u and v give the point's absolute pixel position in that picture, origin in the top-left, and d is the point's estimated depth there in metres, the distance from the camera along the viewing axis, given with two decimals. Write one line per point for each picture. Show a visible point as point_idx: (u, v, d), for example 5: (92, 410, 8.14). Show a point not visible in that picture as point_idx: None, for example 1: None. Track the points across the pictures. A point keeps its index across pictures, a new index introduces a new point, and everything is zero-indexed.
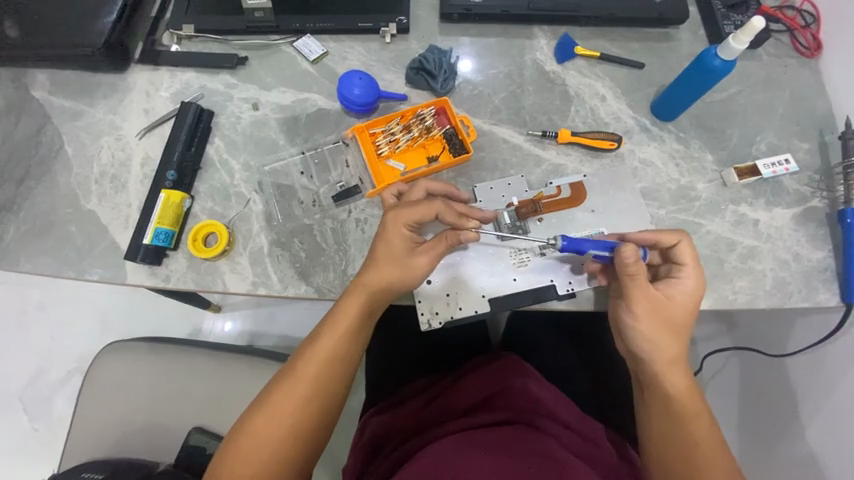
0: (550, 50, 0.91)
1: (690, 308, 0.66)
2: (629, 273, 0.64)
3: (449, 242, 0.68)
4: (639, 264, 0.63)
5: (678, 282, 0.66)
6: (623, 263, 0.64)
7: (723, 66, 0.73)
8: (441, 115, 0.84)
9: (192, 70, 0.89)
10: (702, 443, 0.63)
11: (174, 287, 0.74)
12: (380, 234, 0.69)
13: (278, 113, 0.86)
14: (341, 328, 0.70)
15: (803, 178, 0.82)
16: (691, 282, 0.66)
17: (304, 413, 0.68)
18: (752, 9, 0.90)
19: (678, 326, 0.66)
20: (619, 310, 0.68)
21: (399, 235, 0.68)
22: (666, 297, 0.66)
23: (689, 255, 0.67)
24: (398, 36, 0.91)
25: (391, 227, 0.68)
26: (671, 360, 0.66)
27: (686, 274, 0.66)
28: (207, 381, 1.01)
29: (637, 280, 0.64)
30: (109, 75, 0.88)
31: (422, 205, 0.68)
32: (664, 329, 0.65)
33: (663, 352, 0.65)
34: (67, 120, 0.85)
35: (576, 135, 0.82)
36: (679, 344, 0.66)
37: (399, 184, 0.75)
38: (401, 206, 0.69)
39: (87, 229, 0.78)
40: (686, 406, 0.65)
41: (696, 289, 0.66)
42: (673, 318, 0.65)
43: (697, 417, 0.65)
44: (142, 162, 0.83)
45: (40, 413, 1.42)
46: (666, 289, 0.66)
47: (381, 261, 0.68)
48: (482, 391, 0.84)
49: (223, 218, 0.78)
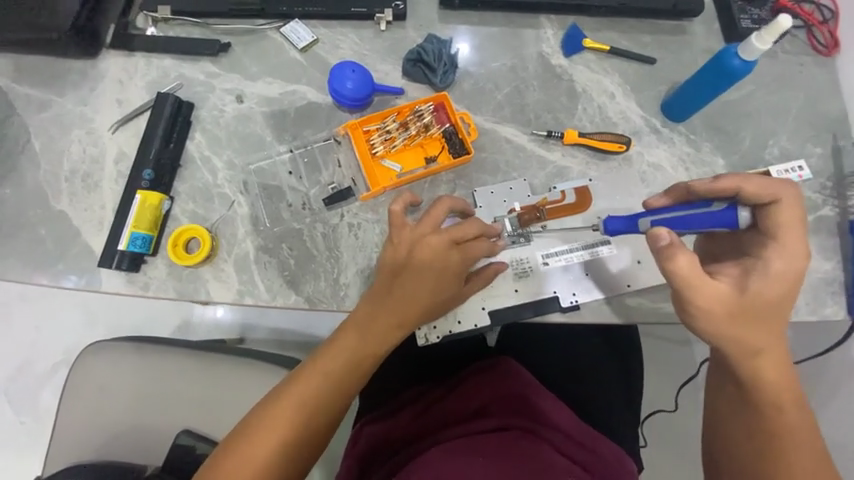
0: (557, 42, 0.85)
1: (775, 294, 0.60)
2: (670, 261, 0.58)
3: (486, 277, 0.67)
4: (677, 246, 0.58)
5: (763, 262, 0.60)
6: (656, 246, 0.59)
7: (742, 67, 0.68)
8: (440, 112, 0.78)
9: (170, 57, 0.81)
10: (787, 425, 0.62)
11: (154, 295, 0.70)
12: (424, 266, 0.62)
13: (265, 106, 0.79)
14: (354, 351, 0.66)
15: (815, 185, 0.79)
16: (778, 261, 0.60)
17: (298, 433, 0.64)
18: (769, 3, 0.85)
19: (761, 314, 0.60)
20: (678, 308, 0.64)
21: (440, 271, 0.62)
22: (738, 285, 0.60)
23: (778, 221, 0.59)
24: (394, 23, 0.84)
25: (442, 263, 0.62)
26: (749, 350, 0.62)
27: (771, 252, 0.60)
28: (197, 383, 0.98)
29: (684, 268, 0.59)
30: (77, 61, 0.81)
31: (476, 244, 0.64)
32: (741, 320, 0.60)
33: (737, 344, 0.61)
34: (33, 111, 0.78)
35: (584, 136, 0.77)
36: (757, 334, 0.61)
37: (411, 195, 0.66)
38: (445, 237, 0.62)
39: (58, 231, 0.73)
40: (771, 390, 0.62)
41: (785, 270, 0.60)
42: (756, 307, 0.60)
43: (779, 406, 0.62)
44: (117, 159, 0.76)
45: (26, 406, 1.38)
46: (740, 277, 0.61)
47: (420, 297, 0.63)
48: (486, 396, 0.82)
49: (205, 222, 0.73)
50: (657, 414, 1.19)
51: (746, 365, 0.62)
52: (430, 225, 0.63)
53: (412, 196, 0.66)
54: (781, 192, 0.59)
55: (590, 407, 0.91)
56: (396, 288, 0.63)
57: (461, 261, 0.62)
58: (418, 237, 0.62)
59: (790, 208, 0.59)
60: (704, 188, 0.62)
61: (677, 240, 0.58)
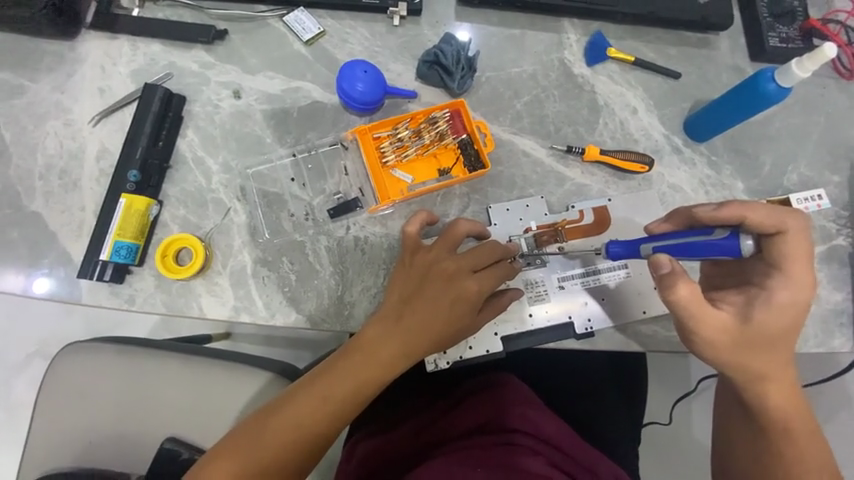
0: (580, 49, 0.80)
1: (784, 323, 0.56)
2: (670, 291, 0.54)
3: (501, 305, 0.64)
4: (678, 275, 0.54)
5: (766, 292, 0.56)
6: (657, 274, 0.55)
7: (776, 93, 0.66)
8: (455, 119, 0.74)
9: (159, 43, 0.73)
10: (799, 456, 0.60)
11: (141, 310, 0.64)
12: (439, 289, 0.60)
13: (265, 104, 0.73)
14: (353, 371, 0.60)
15: (831, 214, 0.77)
16: (782, 291, 0.55)
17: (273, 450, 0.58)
18: (797, 21, 0.82)
19: (768, 345, 0.57)
20: (681, 336, 0.60)
21: (455, 299, 0.59)
22: (742, 317, 0.56)
23: (782, 251, 0.55)
24: (408, 18, 0.78)
25: (459, 289, 0.59)
26: (758, 378, 0.58)
27: (777, 281, 0.56)
28: (179, 389, 0.90)
29: (687, 298, 0.54)
30: (52, 41, 0.72)
31: (491, 270, 0.61)
32: (749, 353, 0.57)
33: (743, 376, 0.58)
34: (2, 97, 0.70)
35: (605, 153, 0.73)
36: (766, 363, 0.57)
37: (427, 214, 0.66)
38: (461, 261, 0.60)
39: (32, 234, 0.66)
40: (779, 421, 0.60)
41: (790, 300, 0.55)
42: (762, 338, 0.56)
43: (791, 432, 0.60)
44: (98, 155, 0.69)
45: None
46: (744, 308, 0.57)
47: (436, 323, 0.59)
48: (483, 417, 0.76)
49: (197, 230, 0.67)
50: (650, 424, 1.20)
51: (753, 397, 0.60)
52: (442, 247, 0.62)
53: (427, 216, 0.65)
54: (790, 220, 0.54)
55: (592, 426, 0.89)
56: (407, 311, 0.60)
57: (478, 292, 0.60)
58: (434, 260, 0.61)
59: (799, 238, 0.54)
60: (708, 215, 0.57)
61: (679, 269, 0.54)
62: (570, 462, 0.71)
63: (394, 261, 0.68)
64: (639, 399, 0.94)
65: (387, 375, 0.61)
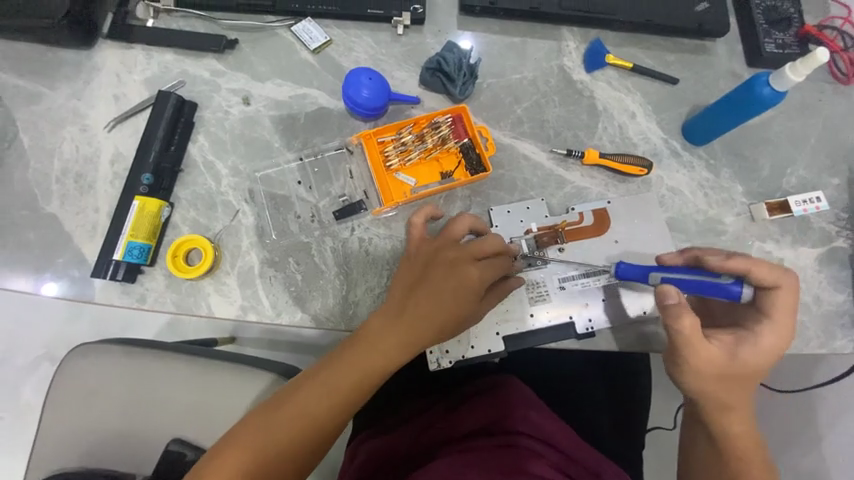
0: (579, 56, 0.82)
1: (761, 365, 0.58)
2: (673, 319, 0.56)
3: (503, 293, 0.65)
4: (683, 308, 0.56)
5: (753, 335, 0.58)
6: (662, 304, 0.58)
7: (771, 97, 0.67)
8: (458, 124, 0.76)
9: (172, 52, 0.76)
10: None
11: (151, 309, 0.66)
12: (441, 278, 0.60)
13: (273, 110, 0.75)
14: (358, 361, 0.61)
15: (830, 216, 0.78)
16: (767, 337, 0.58)
17: (276, 444, 0.58)
18: (794, 28, 0.84)
19: (741, 382, 0.59)
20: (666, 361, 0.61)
21: (457, 288, 0.60)
22: (729, 352, 0.58)
23: (774, 304, 0.58)
24: (412, 27, 0.80)
25: (461, 278, 0.60)
26: (728, 407, 0.60)
27: (766, 327, 0.58)
28: (186, 390, 0.91)
29: (685, 328, 0.56)
30: (70, 51, 0.75)
31: (494, 259, 0.63)
32: (722, 386, 0.58)
33: (712, 408, 0.60)
34: (22, 103, 0.73)
35: (605, 157, 0.75)
36: (737, 395, 0.59)
37: (433, 209, 0.67)
38: (463, 252, 0.62)
39: (47, 236, 0.68)
40: (738, 457, 0.61)
41: (773, 345, 0.58)
42: (738, 374, 0.58)
43: (749, 466, 0.61)
44: (113, 159, 0.72)
45: (5, 401, 1.33)
46: (733, 344, 0.58)
47: (438, 314, 0.60)
48: (484, 420, 0.77)
49: (207, 231, 0.69)
50: (654, 428, 1.20)
51: (717, 429, 0.61)
52: (444, 238, 0.63)
53: (432, 209, 0.67)
54: (787, 279, 0.58)
55: (595, 428, 0.90)
56: (410, 303, 0.60)
57: (480, 280, 0.61)
58: (436, 252, 0.62)
59: (790, 295, 0.58)
60: (717, 261, 0.61)
61: (683, 303, 0.57)
62: (571, 462, 0.71)
63: (398, 262, 0.69)
64: (643, 402, 0.94)
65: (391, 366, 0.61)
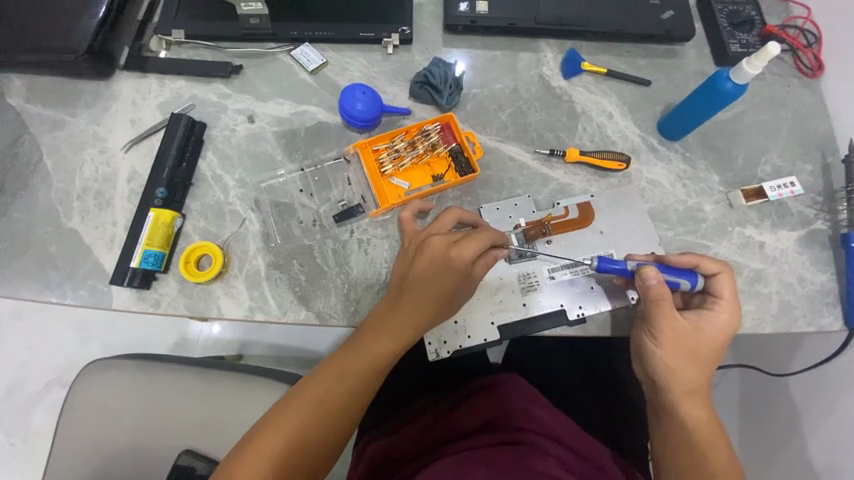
0: (557, 65, 0.88)
1: (719, 341, 0.65)
2: (653, 296, 0.63)
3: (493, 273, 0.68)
4: (662, 286, 0.63)
5: (711, 315, 0.66)
6: (644, 285, 0.63)
7: (734, 91, 0.73)
8: (446, 131, 0.82)
9: (183, 79, 0.84)
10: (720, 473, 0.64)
11: (165, 313, 0.70)
12: (427, 264, 0.64)
13: (276, 126, 0.82)
14: (362, 350, 0.67)
15: (807, 200, 0.82)
16: (723, 316, 0.65)
17: (303, 436, 0.64)
18: (757, 28, 0.89)
19: (703, 357, 0.65)
20: (640, 339, 0.68)
21: (443, 270, 0.63)
22: (693, 329, 0.65)
23: (727, 288, 0.66)
24: (401, 47, 0.87)
25: (447, 261, 0.63)
26: (687, 391, 0.66)
27: (719, 307, 0.66)
28: (194, 401, 0.90)
29: (659, 305, 0.64)
30: (91, 82, 0.83)
31: (478, 235, 0.65)
32: (687, 361, 0.65)
33: (680, 384, 0.66)
34: (46, 131, 0.80)
35: (585, 154, 0.80)
36: (697, 378, 0.66)
37: (420, 203, 0.73)
38: (447, 237, 0.65)
39: (68, 249, 0.74)
40: (704, 436, 0.66)
41: (729, 322, 0.65)
42: (700, 350, 0.65)
43: (716, 444, 0.66)
44: (129, 177, 0.78)
45: (15, 427, 1.35)
46: (696, 321, 0.65)
47: (427, 300, 0.64)
48: (482, 416, 0.78)
49: (217, 239, 0.74)
50: None
51: (686, 406, 0.66)
52: (430, 229, 0.67)
53: (419, 205, 0.72)
54: (724, 267, 0.67)
55: (598, 420, 0.90)
56: (403, 293, 0.65)
57: (465, 260, 0.63)
58: (423, 242, 0.66)
59: (730, 280, 0.67)
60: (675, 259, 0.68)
61: (662, 280, 0.63)
62: (575, 457, 0.72)
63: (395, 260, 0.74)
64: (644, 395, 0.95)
65: (392, 353, 0.67)
